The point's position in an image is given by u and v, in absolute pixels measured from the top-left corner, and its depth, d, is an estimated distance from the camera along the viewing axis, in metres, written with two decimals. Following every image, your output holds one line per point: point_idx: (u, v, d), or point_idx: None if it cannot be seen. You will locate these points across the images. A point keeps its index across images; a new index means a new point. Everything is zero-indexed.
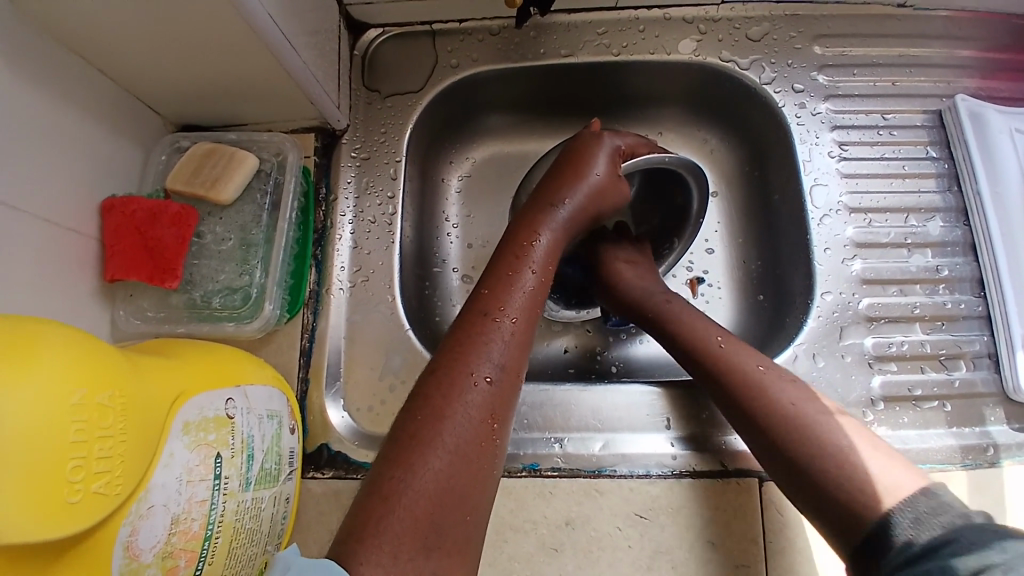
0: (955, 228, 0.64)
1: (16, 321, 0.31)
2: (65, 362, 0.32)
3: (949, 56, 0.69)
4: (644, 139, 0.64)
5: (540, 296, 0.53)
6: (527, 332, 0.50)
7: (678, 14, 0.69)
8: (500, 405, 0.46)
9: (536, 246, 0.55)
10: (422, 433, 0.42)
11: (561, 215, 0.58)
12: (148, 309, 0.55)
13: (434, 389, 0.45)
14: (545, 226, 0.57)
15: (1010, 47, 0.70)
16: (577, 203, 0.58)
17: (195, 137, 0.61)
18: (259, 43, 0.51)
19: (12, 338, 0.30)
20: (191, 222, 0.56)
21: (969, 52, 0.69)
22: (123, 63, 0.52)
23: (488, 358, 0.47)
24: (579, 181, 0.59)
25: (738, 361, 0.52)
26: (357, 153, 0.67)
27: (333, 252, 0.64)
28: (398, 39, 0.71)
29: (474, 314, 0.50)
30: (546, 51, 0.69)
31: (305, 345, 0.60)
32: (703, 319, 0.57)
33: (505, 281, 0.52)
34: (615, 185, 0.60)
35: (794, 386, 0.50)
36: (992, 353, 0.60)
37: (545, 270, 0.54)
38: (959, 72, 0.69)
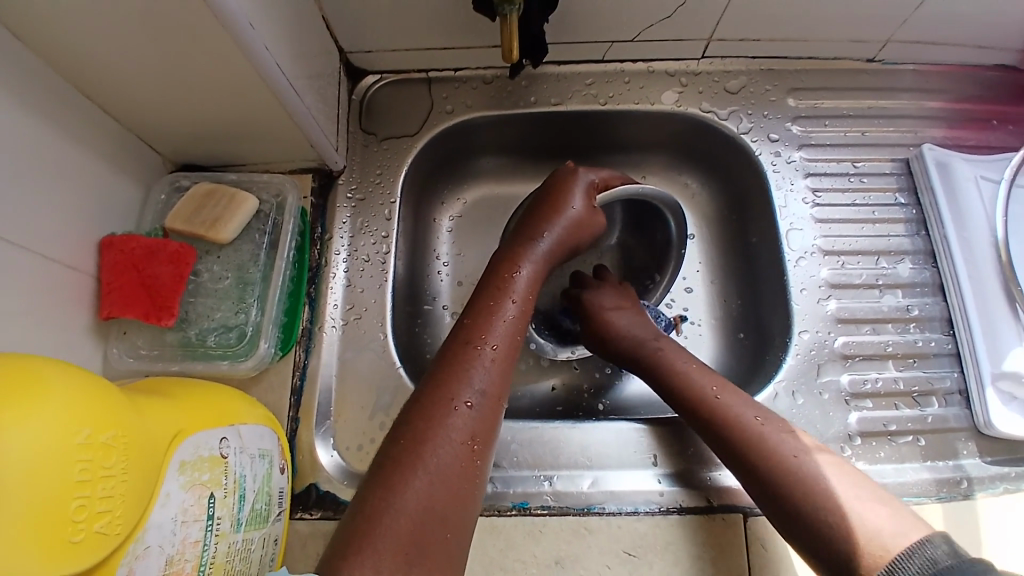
0: (924, 270, 0.68)
1: (22, 359, 0.32)
2: (69, 400, 0.32)
3: (918, 107, 0.74)
4: (619, 173, 0.67)
5: (521, 324, 0.54)
6: (509, 359, 0.52)
7: (660, 67, 0.73)
8: (482, 429, 0.47)
9: (516, 277, 0.57)
10: (404, 456, 0.43)
11: (541, 248, 0.60)
12: (142, 346, 0.55)
13: (418, 416, 0.46)
14: (525, 258, 0.59)
15: (976, 98, 0.74)
16: (556, 235, 0.61)
17: (196, 177, 0.62)
18: (265, 88, 0.53)
19: (13, 370, 0.31)
20: (190, 260, 0.56)
21: (937, 103, 0.74)
22: (128, 103, 0.53)
23: (469, 384, 0.48)
24: (557, 214, 0.61)
25: (735, 413, 0.54)
26: (353, 194, 0.69)
27: (326, 290, 0.65)
28: (395, 85, 0.74)
29: (458, 343, 0.51)
30: (536, 98, 0.73)
31: (297, 383, 0.60)
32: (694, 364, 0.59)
33: (487, 310, 0.53)
34: (591, 217, 0.63)
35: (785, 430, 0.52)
36: (963, 389, 0.63)
37: (526, 300, 0.56)
38: (928, 123, 0.74)
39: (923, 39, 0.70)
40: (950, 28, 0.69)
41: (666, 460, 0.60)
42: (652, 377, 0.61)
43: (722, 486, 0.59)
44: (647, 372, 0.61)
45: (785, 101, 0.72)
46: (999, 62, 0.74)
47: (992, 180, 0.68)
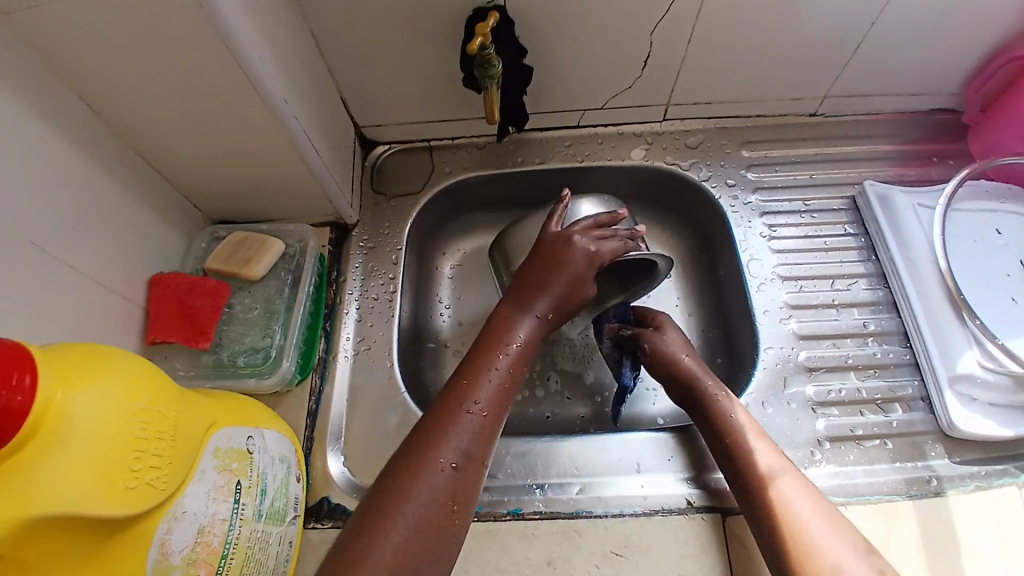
0: (877, 290, 0.74)
1: (102, 344, 0.41)
2: (136, 375, 0.40)
3: (872, 151, 0.84)
4: (620, 238, 0.67)
5: (511, 388, 0.55)
6: (497, 421, 0.53)
7: (628, 130, 0.85)
8: (463, 490, 0.49)
9: (513, 342, 0.57)
10: (385, 509, 0.46)
11: (536, 316, 0.60)
12: (180, 367, 0.63)
13: (403, 470, 0.48)
14: (519, 327, 0.59)
15: (920, 140, 0.85)
16: (552, 304, 0.61)
17: (231, 229, 0.73)
18: (293, 151, 0.65)
19: (97, 350, 0.39)
20: (224, 294, 0.66)
21: (893, 145, 0.85)
22: (179, 167, 0.65)
23: (456, 446, 0.49)
24: (555, 283, 0.61)
25: (768, 468, 0.56)
26: (364, 243, 0.79)
27: (340, 324, 0.73)
28: (401, 153, 0.86)
29: (449, 401, 0.52)
30: (522, 159, 0.85)
31: (312, 406, 0.67)
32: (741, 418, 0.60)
33: (480, 370, 0.54)
34: (585, 285, 0.63)
35: (810, 494, 0.54)
36: (925, 396, 0.68)
37: (516, 366, 0.56)
38: (877, 163, 0.84)
39: (857, 93, 0.82)
40: (877, 82, 0.80)
41: (657, 467, 0.64)
42: (699, 410, 0.63)
43: (715, 487, 0.62)
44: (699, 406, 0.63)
45: (739, 152, 0.83)
46: (935, 106, 0.85)
47: (929, 206, 0.75)
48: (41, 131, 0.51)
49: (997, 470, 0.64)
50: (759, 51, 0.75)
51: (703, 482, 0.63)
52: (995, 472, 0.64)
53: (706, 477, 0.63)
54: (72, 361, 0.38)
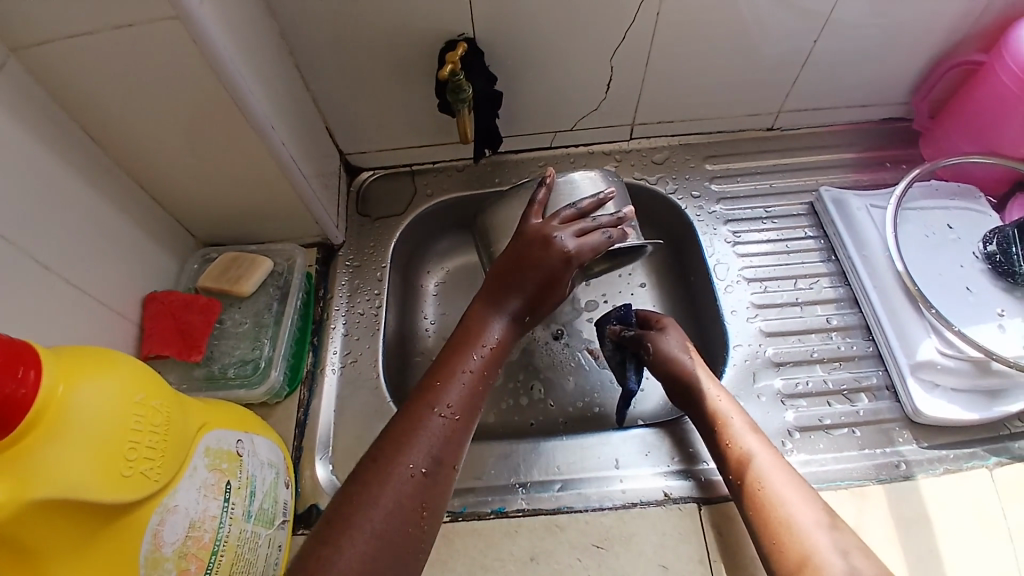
0: (839, 288, 0.78)
1: (101, 346, 0.44)
2: (133, 372, 0.43)
3: (830, 159, 0.90)
4: (600, 230, 0.67)
5: (479, 391, 0.57)
6: (467, 423, 0.55)
7: (598, 149, 0.91)
8: (432, 494, 0.50)
9: (486, 347, 0.60)
10: (352, 515, 0.46)
11: (509, 315, 0.63)
12: (174, 380, 0.66)
13: (371, 476, 0.49)
14: (490, 329, 0.62)
15: (872, 148, 0.90)
16: (524, 304, 0.64)
17: (222, 250, 0.77)
18: (280, 174, 0.69)
19: (97, 350, 0.42)
20: (215, 310, 0.69)
21: (852, 154, 0.90)
22: (174, 192, 0.69)
23: (423, 451, 0.51)
24: (527, 285, 0.64)
25: (750, 459, 0.58)
26: (350, 262, 0.83)
27: (327, 339, 0.76)
28: (384, 177, 0.91)
29: (418, 406, 0.54)
30: (499, 180, 0.90)
31: (301, 418, 0.70)
32: (732, 417, 0.62)
33: (450, 375, 0.56)
34: (561, 282, 0.65)
35: (794, 484, 0.56)
36: (890, 385, 0.71)
37: (484, 367, 0.59)
38: (835, 171, 0.89)
39: (809, 108, 0.88)
40: (828, 96, 0.86)
41: (636, 462, 0.66)
42: (688, 404, 0.66)
43: (707, 478, 0.64)
44: (687, 400, 0.67)
45: (703, 165, 0.88)
46: (885, 116, 0.91)
47: (880, 207, 0.80)
48: (46, 159, 0.56)
49: (967, 452, 0.66)
50: (714, 71, 0.81)
51: (679, 474, 0.65)
52: (965, 455, 0.66)
53: (689, 468, 0.66)
54: (73, 358, 0.41)
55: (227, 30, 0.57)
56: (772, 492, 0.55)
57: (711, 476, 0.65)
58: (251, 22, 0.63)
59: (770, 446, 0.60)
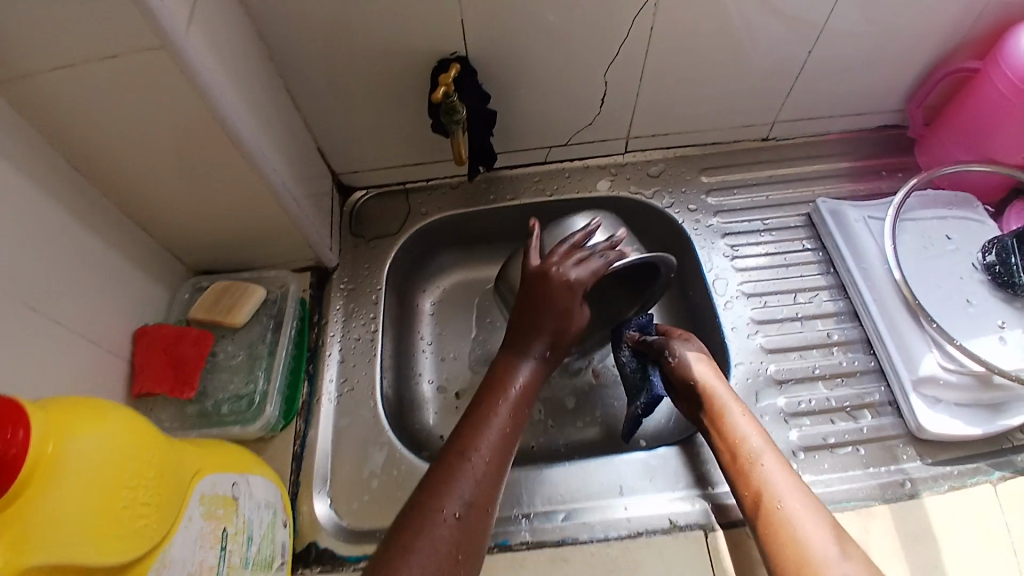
0: (839, 301, 0.78)
1: (91, 398, 0.42)
2: (125, 425, 0.42)
3: (826, 169, 0.89)
4: (602, 259, 0.68)
5: (512, 437, 0.58)
6: (499, 468, 0.55)
7: (593, 163, 0.90)
8: (467, 540, 0.50)
9: (512, 389, 0.61)
10: (391, 561, 0.47)
11: (536, 358, 0.64)
12: (166, 419, 0.64)
13: (409, 523, 0.49)
14: (521, 372, 0.63)
15: (867, 157, 0.90)
16: (546, 344, 0.65)
17: (213, 278, 0.75)
18: (271, 201, 0.67)
19: (86, 403, 0.41)
20: (208, 343, 0.67)
21: (846, 163, 0.90)
22: (163, 222, 0.68)
23: (458, 495, 0.51)
24: (543, 326, 0.65)
25: (773, 481, 0.57)
26: (345, 285, 0.81)
27: (323, 367, 0.75)
28: (377, 197, 0.90)
29: (452, 453, 0.55)
30: (494, 197, 0.89)
31: (297, 450, 0.68)
32: (749, 436, 0.61)
33: (483, 420, 0.58)
34: (573, 315, 0.66)
35: (812, 508, 0.54)
36: (892, 400, 0.71)
37: (517, 410, 0.60)
38: (830, 181, 0.88)
39: (803, 118, 0.88)
40: (823, 106, 0.86)
41: (640, 489, 0.66)
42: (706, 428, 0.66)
43: (716, 503, 0.64)
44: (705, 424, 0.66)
45: (699, 178, 0.88)
46: (879, 124, 0.91)
47: (879, 218, 0.79)
48: (33, 195, 0.54)
49: (969, 468, 0.66)
50: (709, 84, 0.80)
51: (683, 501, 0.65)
52: (969, 471, 0.66)
53: (694, 494, 0.65)
54: (70, 410, 0.40)
55: (212, 59, 0.55)
56: (790, 515, 0.54)
57: (718, 500, 0.64)
58: (238, 48, 0.61)
59: (787, 467, 0.59)
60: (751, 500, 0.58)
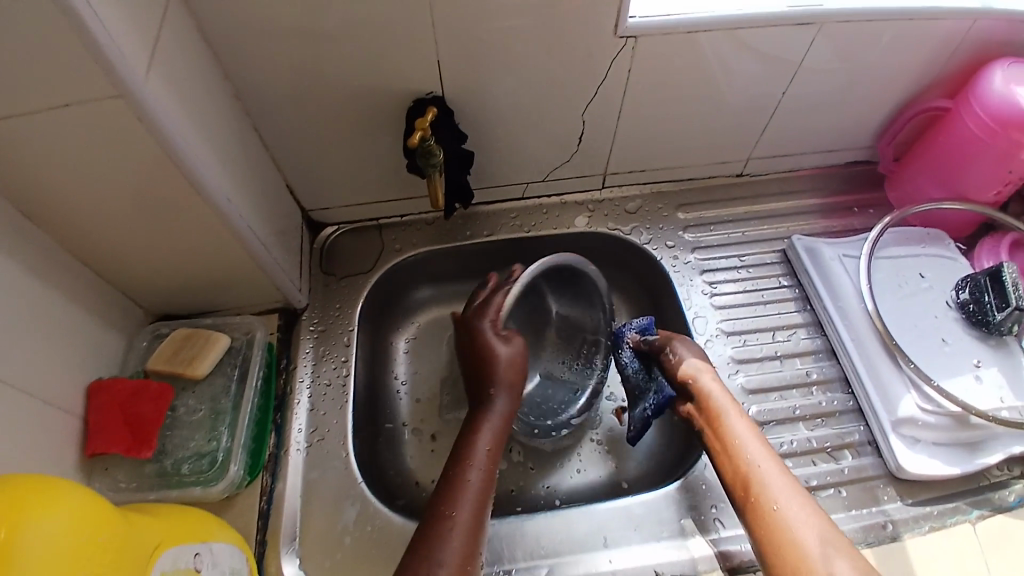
0: (816, 338, 0.78)
1: (43, 476, 0.39)
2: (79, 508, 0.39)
3: (798, 205, 0.90)
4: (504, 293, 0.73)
5: (487, 490, 0.58)
6: (477, 524, 0.54)
7: (570, 199, 0.89)
8: None
9: (479, 443, 0.62)
10: None
11: (499, 408, 0.66)
12: (122, 480, 0.60)
13: None
14: (485, 426, 0.64)
15: (837, 193, 0.92)
16: (503, 392, 0.67)
17: (175, 324, 0.71)
18: (237, 245, 0.64)
19: (38, 484, 0.37)
20: (168, 397, 0.64)
21: (817, 199, 0.91)
22: (120, 268, 0.64)
23: (435, 561, 0.50)
24: (490, 376, 0.68)
25: (767, 485, 0.55)
26: (315, 327, 0.78)
27: (291, 416, 0.71)
28: (349, 233, 0.87)
29: (428, 520, 0.54)
30: (470, 233, 0.87)
31: (264, 507, 0.65)
32: (747, 440, 0.59)
33: (454, 480, 0.57)
34: (509, 353, 0.69)
35: (811, 514, 0.52)
36: (872, 440, 0.71)
37: (487, 462, 0.60)
38: (803, 217, 0.89)
39: (776, 154, 0.89)
40: (795, 143, 0.87)
41: (625, 539, 0.64)
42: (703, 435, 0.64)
43: (718, 550, 0.63)
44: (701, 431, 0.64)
45: (675, 214, 0.88)
46: (849, 160, 0.92)
47: (853, 256, 0.80)
48: None
49: (950, 508, 0.66)
50: (685, 122, 0.80)
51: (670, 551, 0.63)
52: (949, 510, 0.66)
53: (679, 542, 0.64)
54: (28, 489, 0.37)
55: (175, 103, 0.52)
56: (783, 520, 0.52)
57: (719, 547, 0.63)
58: (202, 88, 0.59)
59: (785, 473, 0.56)
60: (749, 504, 0.56)
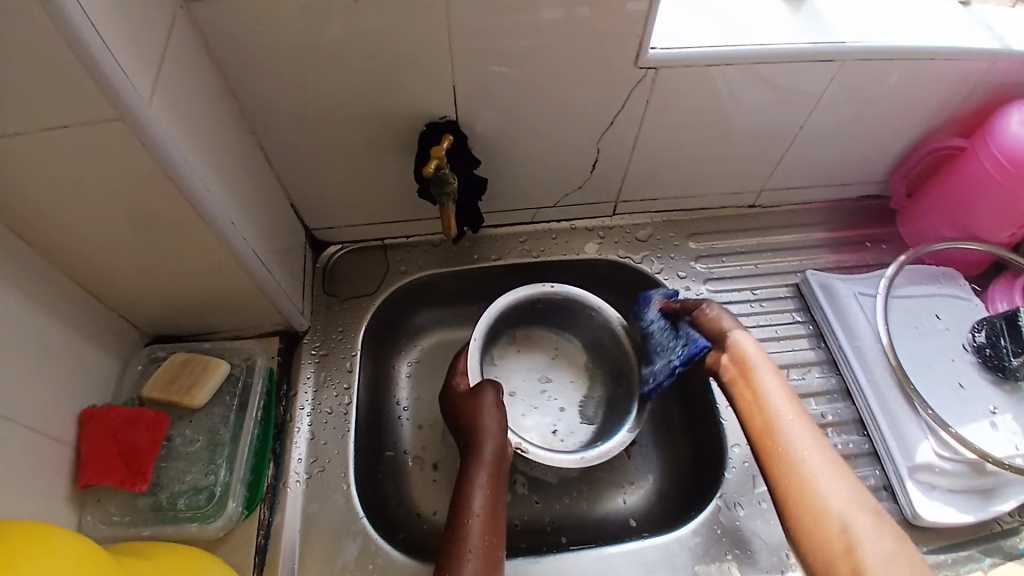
0: (830, 377, 0.76)
1: (33, 525, 0.40)
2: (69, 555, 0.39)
3: (810, 238, 0.89)
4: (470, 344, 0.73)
5: (492, 542, 0.58)
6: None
7: (580, 225, 0.87)
8: None
9: (473, 495, 0.62)
10: None
11: (488, 451, 0.65)
12: (114, 512, 0.58)
13: None
14: (478, 476, 0.63)
15: (849, 226, 0.90)
16: (489, 434, 0.66)
17: (171, 347, 0.69)
18: (241, 269, 0.62)
19: (24, 535, 0.38)
20: (164, 426, 0.61)
21: (830, 232, 0.90)
22: (117, 289, 0.61)
23: None
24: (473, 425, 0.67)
25: (797, 439, 0.57)
26: (316, 351, 0.76)
27: (290, 445, 0.68)
28: (353, 253, 0.85)
29: None
30: (478, 256, 0.85)
31: (261, 541, 0.62)
32: (777, 396, 0.61)
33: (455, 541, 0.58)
34: (482, 399, 0.68)
35: (852, 494, 0.52)
36: (888, 485, 0.69)
37: (485, 514, 0.60)
38: (815, 251, 0.88)
39: (789, 186, 0.87)
40: (808, 176, 0.86)
41: None
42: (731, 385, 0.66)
43: None
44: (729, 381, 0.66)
45: (687, 244, 0.86)
46: (861, 194, 0.91)
47: (869, 294, 0.80)
48: None
49: (963, 556, 0.66)
50: (699, 153, 0.79)
51: None
52: (962, 559, 0.66)
53: None
54: (8, 544, 0.37)
55: (179, 127, 0.50)
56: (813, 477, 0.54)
57: None
58: (209, 109, 0.56)
59: (828, 447, 0.56)
60: (775, 454, 0.58)
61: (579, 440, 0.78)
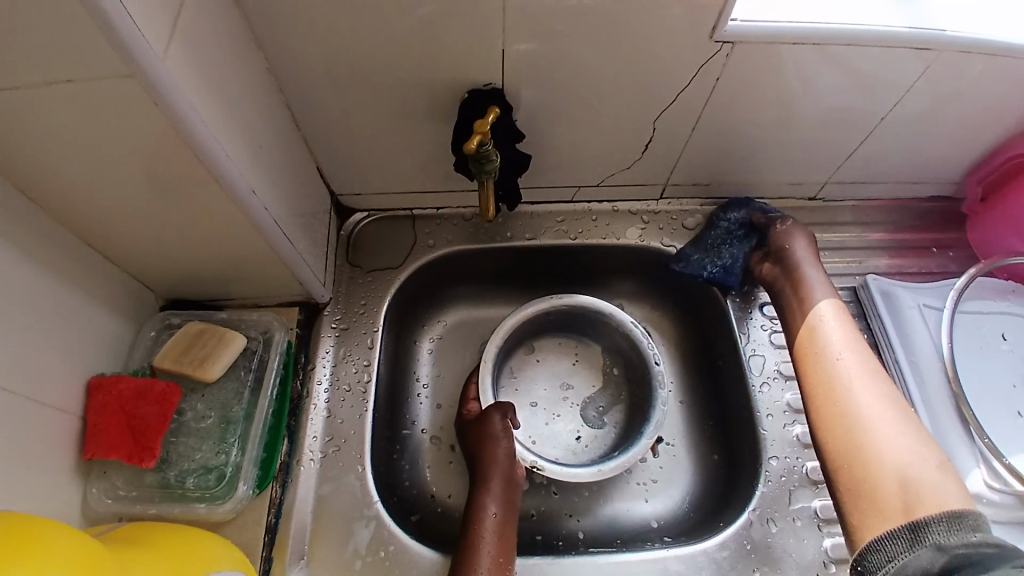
0: None
1: (28, 520, 0.37)
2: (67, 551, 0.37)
3: (872, 238, 0.82)
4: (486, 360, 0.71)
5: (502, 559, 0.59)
6: None
7: (623, 207, 0.81)
8: None
9: (484, 514, 0.62)
10: None
11: (500, 467, 0.65)
12: (121, 487, 0.57)
13: None
14: (489, 496, 0.63)
15: (916, 228, 0.83)
16: (500, 450, 0.66)
17: (186, 315, 0.66)
18: (260, 237, 0.57)
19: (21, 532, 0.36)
20: (174, 399, 0.59)
21: (894, 233, 0.82)
22: (130, 252, 0.57)
23: None
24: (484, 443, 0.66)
25: (835, 345, 0.65)
26: (337, 324, 0.72)
27: (305, 422, 0.66)
28: (380, 221, 0.80)
29: None
30: (512, 233, 0.79)
31: (271, 521, 0.60)
32: (824, 307, 0.68)
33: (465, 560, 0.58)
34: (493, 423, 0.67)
35: (890, 410, 0.59)
36: None
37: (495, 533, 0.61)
38: (875, 253, 0.81)
39: (856, 181, 0.80)
40: (879, 171, 0.78)
41: None
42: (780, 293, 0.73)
43: None
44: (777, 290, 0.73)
45: None
46: (933, 194, 0.83)
47: (935, 307, 0.73)
48: None
49: None
50: (764, 139, 0.72)
51: None
52: None
53: None
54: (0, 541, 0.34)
55: (197, 84, 0.45)
56: (847, 384, 0.62)
57: None
58: (230, 61, 0.51)
59: (873, 373, 0.63)
60: (815, 360, 0.65)
61: (607, 443, 0.74)
